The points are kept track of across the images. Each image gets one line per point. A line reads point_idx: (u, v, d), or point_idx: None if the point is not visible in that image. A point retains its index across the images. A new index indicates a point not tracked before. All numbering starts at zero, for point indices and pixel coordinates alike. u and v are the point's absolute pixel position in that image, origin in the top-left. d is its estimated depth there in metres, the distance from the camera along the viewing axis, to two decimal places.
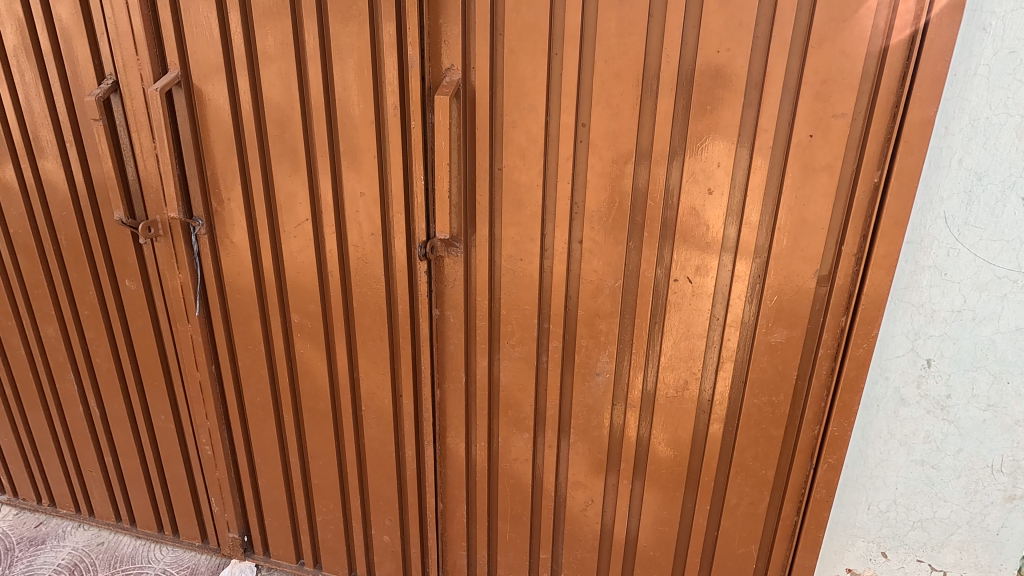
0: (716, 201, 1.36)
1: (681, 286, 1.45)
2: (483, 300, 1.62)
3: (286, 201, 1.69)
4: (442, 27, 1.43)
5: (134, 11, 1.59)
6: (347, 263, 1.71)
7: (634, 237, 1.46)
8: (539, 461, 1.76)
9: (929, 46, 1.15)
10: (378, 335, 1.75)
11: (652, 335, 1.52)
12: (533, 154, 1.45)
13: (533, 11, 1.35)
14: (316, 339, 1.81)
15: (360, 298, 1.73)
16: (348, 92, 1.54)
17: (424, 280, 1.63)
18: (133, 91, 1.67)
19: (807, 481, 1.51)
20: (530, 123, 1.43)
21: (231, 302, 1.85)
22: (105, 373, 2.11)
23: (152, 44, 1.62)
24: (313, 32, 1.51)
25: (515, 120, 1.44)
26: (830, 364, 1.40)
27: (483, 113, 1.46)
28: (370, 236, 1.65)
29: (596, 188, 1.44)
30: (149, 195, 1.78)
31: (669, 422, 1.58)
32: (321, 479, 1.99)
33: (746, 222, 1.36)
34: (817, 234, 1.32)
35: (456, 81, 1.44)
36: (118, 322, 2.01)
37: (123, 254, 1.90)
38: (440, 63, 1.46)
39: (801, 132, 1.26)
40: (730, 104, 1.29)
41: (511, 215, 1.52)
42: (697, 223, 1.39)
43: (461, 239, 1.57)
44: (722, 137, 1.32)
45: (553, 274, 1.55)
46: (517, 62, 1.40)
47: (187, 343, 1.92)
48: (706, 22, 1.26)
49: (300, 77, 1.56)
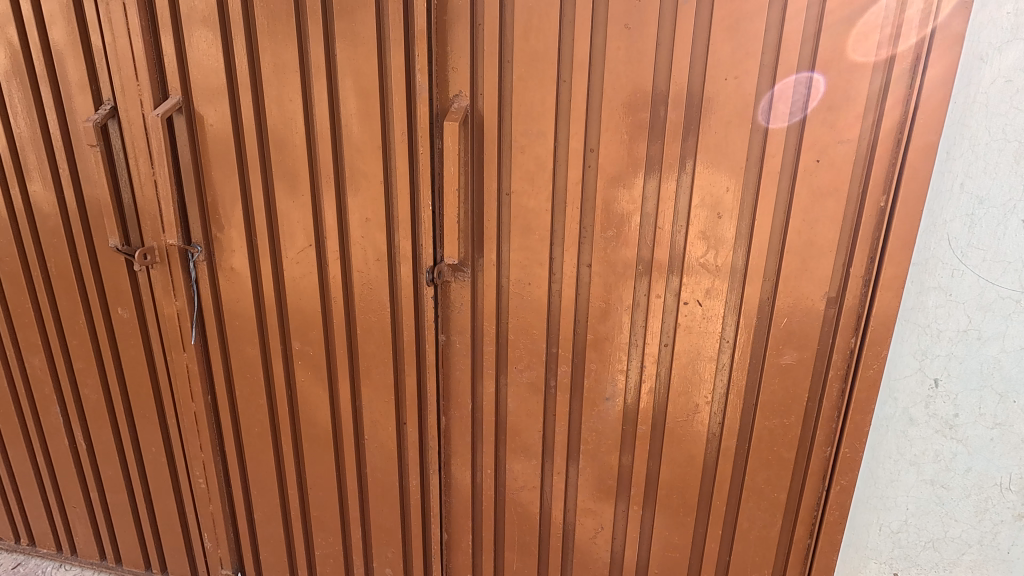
0: (725, 225, 1.38)
1: (692, 309, 1.45)
2: (490, 325, 1.61)
3: (288, 226, 1.66)
4: (450, 54, 1.44)
5: (136, 36, 1.58)
6: (350, 289, 1.69)
7: (643, 260, 1.46)
8: (547, 488, 1.73)
9: (932, 75, 1.18)
10: (382, 360, 1.72)
11: (662, 357, 1.52)
12: (542, 179, 1.46)
13: (542, 40, 1.37)
14: (317, 367, 1.77)
15: (364, 323, 1.70)
16: (354, 118, 1.53)
17: (430, 305, 1.61)
18: (131, 116, 1.64)
19: (820, 503, 1.50)
20: (539, 149, 1.44)
21: (230, 329, 1.81)
22: (93, 403, 2.03)
23: (152, 69, 1.60)
24: (319, 58, 1.50)
25: (524, 146, 1.45)
26: (841, 385, 1.41)
27: (491, 139, 1.46)
28: (374, 261, 1.63)
29: (605, 213, 1.44)
30: (145, 220, 1.73)
31: (679, 446, 1.57)
32: (320, 511, 1.93)
33: (755, 245, 1.37)
34: (825, 257, 1.33)
35: (464, 108, 1.44)
36: (108, 351, 1.95)
37: (116, 281, 1.85)
38: (448, 89, 1.47)
39: (809, 158, 1.28)
40: (738, 130, 1.31)
41: (519, 239, 1.52)
42: (707, 247, 1.40)
43: (468, 264, 1.57)
44: (730, 163, 1.33)
45: (561, 298, 1.54)
46: (525, 88, 1.41)
47: (181, 372, 1.87)
48: (713, 51, 1.28)
49: (305, 102, 1.55)
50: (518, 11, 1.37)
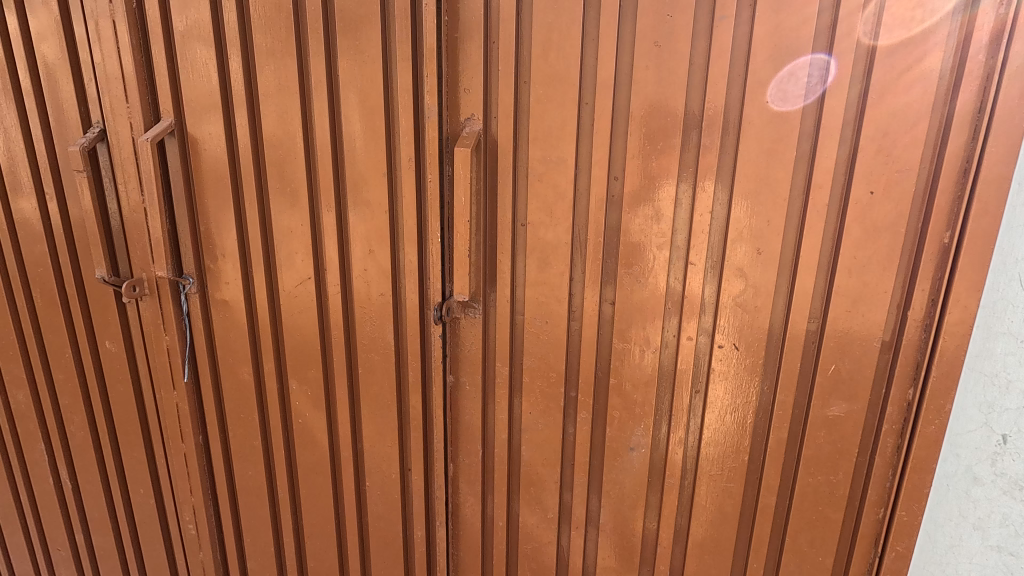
0: (766, 263, 1.24)
1: (727, 353, 1.32)
2: (503, 366, 1.48)
3: (286, 257, 1.55)
4: (461, 75, 1.33)
5: (126, 56, 1.47)
6: (352, 325, 1.56)
7: (673, 299, 1.33)
8: (565, 544, 1.58)
9: (1005, 99, 1.05)
10: (385, 403, 1.58)
11: (693, 405, 1.38)
12: (561, 210, 1.33)
13: (562, 58, 1.25)
14: (316, 408, 1.65)
15: (366, 362, 1.57)
16: (357, 143, 1.42)
17: (438, 345, 1.48)
18: (120, 139, 1.54)
19: (871, 570, 1.35)
20: (558, 177, 1.32)
21: (223, 366, 1.69)
22: (79, 441, 1.91)
23: (143, 89, 1.50)
24: (321, 78, 1.40)
25: (541, 174, 1.33)
26: (895, 441, 1.26)
27: (506, 166, 1.35)
28: (378, 296, 1.51)
29: (631, 247, 1.32)
30: (135, 250, 1.62)
31: (713, 502, 1.42)
32: (318, 561, 1.79)
33: (799, 285, 1.23)
34: (878, 299, 1.19)
35: (477, 133, 1.33)
36: (96, 387, 1.83)
37: (105, 313, 1.73)
38: (459, 112, 1.36)
39: (861, 189, 1.15)
40: (781, 158, 1.18)
41: (536, 274, 1.40)
42: (744, 287, 1.27)
43: (479, 300, 1.45)
44: (771, 194, 1.20)
45: (581, 338, 1.41)
46: (543, 112, 1.29)
47: (171, 411, 1.75)
48: (752, 72, 1.16)
49: (304, 126, 1.44)
50: (536, 29, 1.26)
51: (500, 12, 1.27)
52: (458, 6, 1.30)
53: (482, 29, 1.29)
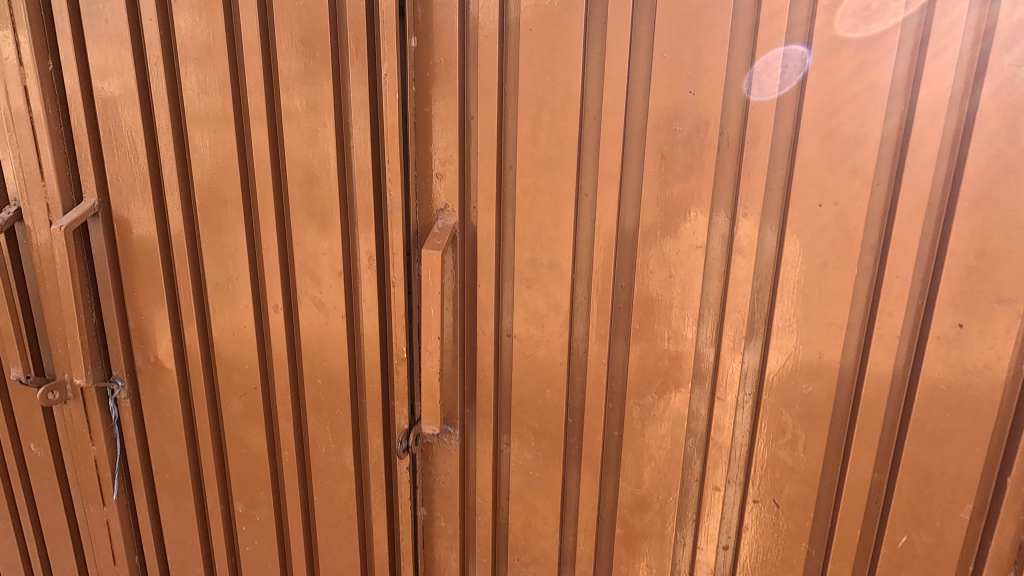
0: (817, 403, 0.97)
1: (764, 510, 1.04)
2: (484, 503, 1.21)
3: (230, 362, 1.30)
4: (433, 157, 1.08)
5: (40, 127, 1.24)
6: (306, 445, 1.31)
7: (696, 437, 1.06)
8: None
9: None
10: (344, 538, 1.32)
11: (721, 567, 1.10)
12: (554, 324, 1.07)
13: (555, 142, 1.00)
14: (266, 536, 1.39)
15: (321, 489, 1.31)
16: (308, 235, 1.16)
17: (406, 478, 1.21)
18: (37, 222, 1.30)
19: None
20: (550, 284, 1.06)
21: (160, 481, 1.44)
22: (4, 553, 1.66)
23: (62, 165, 1.26)
24: (264, 158, 1.15)
25: (530, 280, 1.07)
26: None
27: (487, 268, 1.09)
28: (334, 414, 1.25)
29: (643, 372, 1.05)
30: (57, 347, 1.39)
31: None
32: None
33: (860, 434, 0.96)
34: (968, 460, 0.91)
35: (452, 228, 1.08)
36: (20, 494, 1.58)
37: (27, 414, 1.49)
38: (430, 201, 1.10)
39: (946, 321, 0.87)
40: (837, 275, 0.91)
41: (524, 397, 1.13)
42: (787, 431, 0.99)
43: (456, 424, 1.18)
44: (823, 318, 0.93)
45: (581, 476, 1.14)
46: (532, 205, 1.04)
47: (101, 529, 1.49)
48: (799, 166, 0.90)
49: (247, 213, 1.20)
50: (523, 107, 1.01)
51: (480, 86, 1.02)
52: (428, 76, 1.05)
53: (457, 105, 1.04)
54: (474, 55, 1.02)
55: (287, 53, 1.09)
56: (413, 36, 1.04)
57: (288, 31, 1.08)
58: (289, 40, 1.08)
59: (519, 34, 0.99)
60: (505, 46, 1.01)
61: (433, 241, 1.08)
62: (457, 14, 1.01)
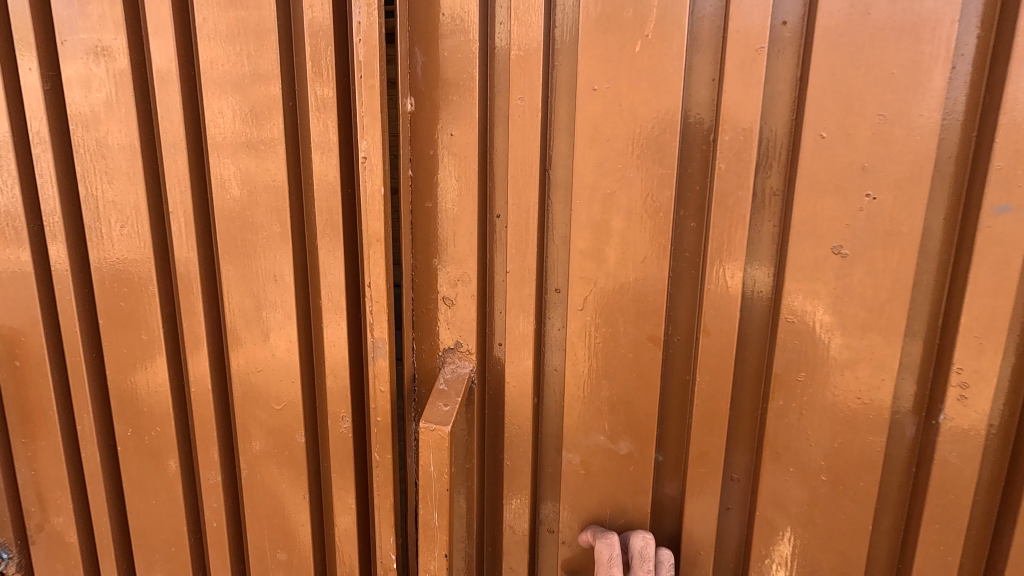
0: None
1: None
2: None
3: (145, 550, 0.87)
4: (439, 272, 0.71)
5: None
6: None
7: None
8: None
9: None
10: None
11: None
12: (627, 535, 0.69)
13: (635, 262, 0.64)
14: None
15: None
16: (257, 381, 0.77)
17: None
18: None
19: None
20: (621, 473, 0.69)
21: None
22: None
23: None
24: (191, 265, 0.75)
25: (588, 465, 0.69)
26: None
27: (521, 443, 0.71)
28: None
29: None
30: None
31: None
32: None
33: None
34: None
35: (467, 382, 0.70)
36: None
37: None
38: (434, 337, 0.73)
39: None
40: None
41: None
42: None
43: None
44: None
45: None
46: (596, 354, 0.67)
47: None
48: None
49: (158, 349, 0.79)
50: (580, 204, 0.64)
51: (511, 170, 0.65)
52: (432, 156, 0.68)
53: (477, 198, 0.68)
54: (503, 120, 0.66)
55: (218, 119, 0.71)
56: (406, 96, 0.67)
57: (219, 86, 0.70)
58: (223, 102, 0.70)
59: (576, 91, 0.63)
60: (551, 107, 0.65)
61: (437, 405, 0.68)
62: (475, 62, 0.65)
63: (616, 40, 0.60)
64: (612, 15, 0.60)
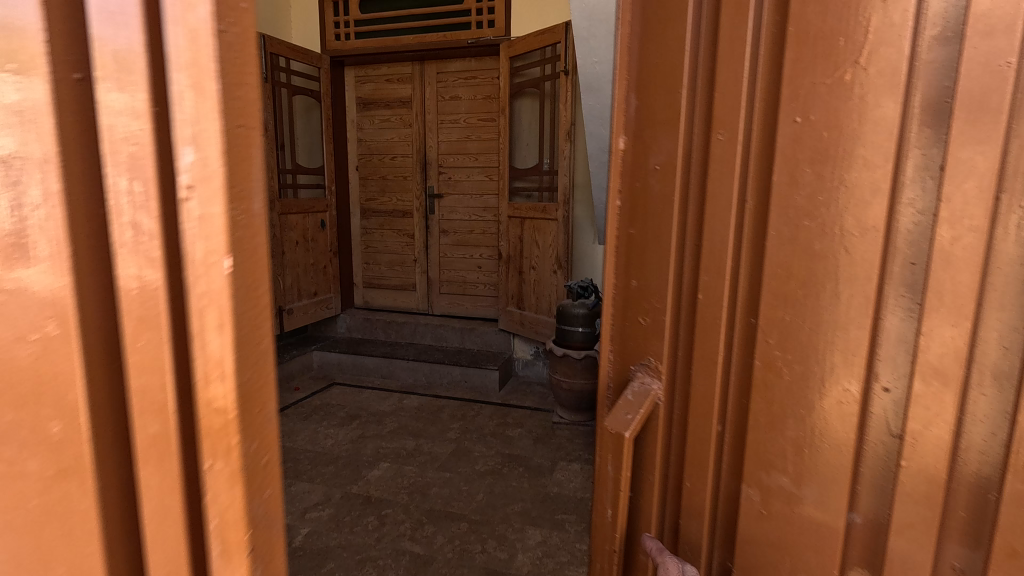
0: None
1: None
2: None
3: None
4: (635, 297, 0.79)
5: None
6: None
7: None
8: None
9: None
10: None
11: None
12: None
13: (848, 307, 0.62)
14: None
15: None
16: None
17: None
18: None
19: None
20: (817, 522, 0.67)
21: None
22: None
23: None
24: None
25: (773, 508, 0.69)
26: None
27: (704, 472, 0.74)
28: None
29: None
30: None
31: None
32: None
33: None
34: None
35: (651, 397, 0.76)
36: None
37: None
38: (628, 355, 0.81)
39: None
40: None
41: None
42: None
43: None
44: None
45: None
46: (792, 393, 0.66)
47: None
48: None
49: None
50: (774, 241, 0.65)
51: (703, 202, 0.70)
52: (638, 186, 0.76)
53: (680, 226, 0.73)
54: (704, 160, 0.70)
55: None
56: (620, 136, 0.77)
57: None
58: None
59: (775, 126, 0.63)
60: (748, 150, 0.66)
61: (621, 412, 0.77)
62: (680, 102, 0.70)
63: (822, 71, 0.60)
64: (813, 48, 0.60)
